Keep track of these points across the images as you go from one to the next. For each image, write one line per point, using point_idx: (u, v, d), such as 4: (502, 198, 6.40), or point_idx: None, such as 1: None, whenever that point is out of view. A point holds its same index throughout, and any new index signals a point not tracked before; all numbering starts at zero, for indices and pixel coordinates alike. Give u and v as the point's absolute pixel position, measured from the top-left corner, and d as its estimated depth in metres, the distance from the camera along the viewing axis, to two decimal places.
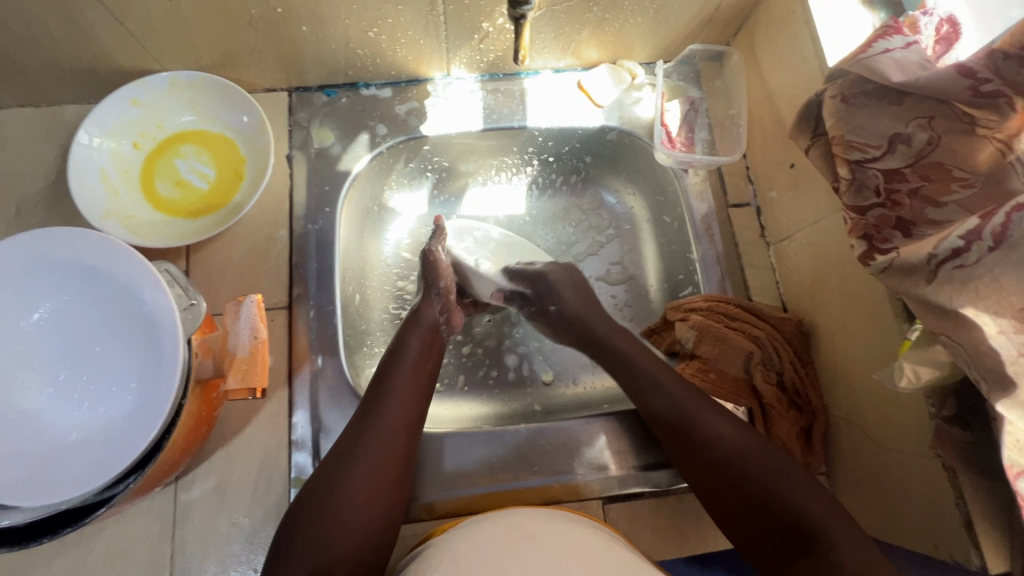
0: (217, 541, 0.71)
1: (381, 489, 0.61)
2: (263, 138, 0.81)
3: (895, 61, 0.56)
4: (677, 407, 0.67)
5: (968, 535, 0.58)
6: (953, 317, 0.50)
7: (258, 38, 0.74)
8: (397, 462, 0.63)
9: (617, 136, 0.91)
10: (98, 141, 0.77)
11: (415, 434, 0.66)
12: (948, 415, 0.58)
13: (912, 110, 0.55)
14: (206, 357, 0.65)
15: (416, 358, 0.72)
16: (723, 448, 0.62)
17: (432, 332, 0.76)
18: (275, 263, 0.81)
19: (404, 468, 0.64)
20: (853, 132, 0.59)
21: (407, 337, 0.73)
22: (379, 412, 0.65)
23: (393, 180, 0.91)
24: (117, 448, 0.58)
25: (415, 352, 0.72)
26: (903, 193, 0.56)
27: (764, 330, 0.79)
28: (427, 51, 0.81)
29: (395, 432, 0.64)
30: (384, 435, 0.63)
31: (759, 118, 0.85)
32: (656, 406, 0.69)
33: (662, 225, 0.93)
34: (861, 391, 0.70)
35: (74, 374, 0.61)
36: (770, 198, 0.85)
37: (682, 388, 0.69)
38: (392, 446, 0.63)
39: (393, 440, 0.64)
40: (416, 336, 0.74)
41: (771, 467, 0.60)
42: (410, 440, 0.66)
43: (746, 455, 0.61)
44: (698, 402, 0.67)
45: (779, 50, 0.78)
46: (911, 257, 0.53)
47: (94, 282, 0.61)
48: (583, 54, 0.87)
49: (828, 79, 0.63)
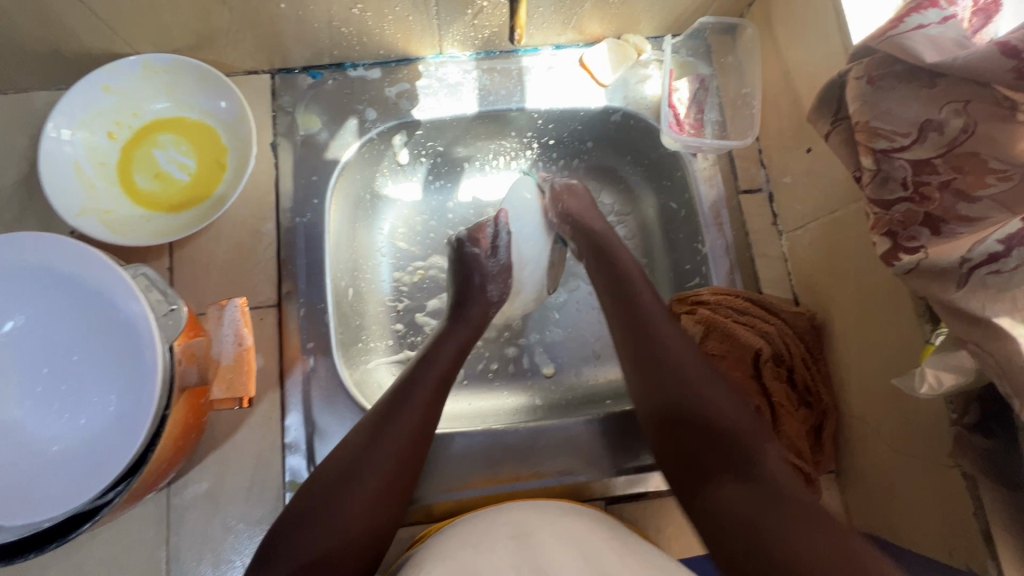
0: (212, 547, 0.70)
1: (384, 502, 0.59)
2: (244, 125, 0.76)
3: (930, 39, 0.49)
4: (673, 350, 0.66)
5: (986, 546, 0.54)
6: (985, 325, 0.46)
7: (234, 16, 0.69)
8: (394, 484, 0.60)
9: (622, 118, 0.86)
10: (69, 133, 0.72)
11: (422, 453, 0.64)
12: (970, 423, 0.54)
13: (946, 93, 0.49)
14: (190, 363, 0.61)
15: (429, 386, 0.66)
16: (736, 428, 0.59)
17: (472, 336, 0.75)
18: (263, 259, 0.78)
19: (406, 482, 0.62)
20: (880, 118, 0.53)
21: (441, 347, 0.71)
22: (394, 430, 0.62)
23: (384, 166, 0.86)
24: (101, 461, 0.56)
25: (445, 363, 0.70)
26: (932, 186, 0.51)
27: (774, 325, 0.75)
28: (417, 28, 0.76)
29: (404, 447, 0.61)
30: (393, 453, 0.61)
31: (773, 97, 0.80)
32: (673, 374, 0.64)
33: (668, 212, 0.89)
34: (877, 393, 0.66)
35: (52, 386, 0.59)
36: (784, 184, 0.80)
37: (675, 331, 0.69)
38: (407, 457, 0.62)
39: (405, 455, 0.61)
40: (451, 344, 0.72)
41: (742, 424, 0.59)
42: (418, 456, 0.63)
43: (738, 427, 0.59)
44: (689, 352, 0.66)
45: (797, 23, 0.72)
46: (941, 260, 0.49)
47: (68, 289, 0.58)
48: (586, 29, 0.81)
49: (852, 57, 0.56)
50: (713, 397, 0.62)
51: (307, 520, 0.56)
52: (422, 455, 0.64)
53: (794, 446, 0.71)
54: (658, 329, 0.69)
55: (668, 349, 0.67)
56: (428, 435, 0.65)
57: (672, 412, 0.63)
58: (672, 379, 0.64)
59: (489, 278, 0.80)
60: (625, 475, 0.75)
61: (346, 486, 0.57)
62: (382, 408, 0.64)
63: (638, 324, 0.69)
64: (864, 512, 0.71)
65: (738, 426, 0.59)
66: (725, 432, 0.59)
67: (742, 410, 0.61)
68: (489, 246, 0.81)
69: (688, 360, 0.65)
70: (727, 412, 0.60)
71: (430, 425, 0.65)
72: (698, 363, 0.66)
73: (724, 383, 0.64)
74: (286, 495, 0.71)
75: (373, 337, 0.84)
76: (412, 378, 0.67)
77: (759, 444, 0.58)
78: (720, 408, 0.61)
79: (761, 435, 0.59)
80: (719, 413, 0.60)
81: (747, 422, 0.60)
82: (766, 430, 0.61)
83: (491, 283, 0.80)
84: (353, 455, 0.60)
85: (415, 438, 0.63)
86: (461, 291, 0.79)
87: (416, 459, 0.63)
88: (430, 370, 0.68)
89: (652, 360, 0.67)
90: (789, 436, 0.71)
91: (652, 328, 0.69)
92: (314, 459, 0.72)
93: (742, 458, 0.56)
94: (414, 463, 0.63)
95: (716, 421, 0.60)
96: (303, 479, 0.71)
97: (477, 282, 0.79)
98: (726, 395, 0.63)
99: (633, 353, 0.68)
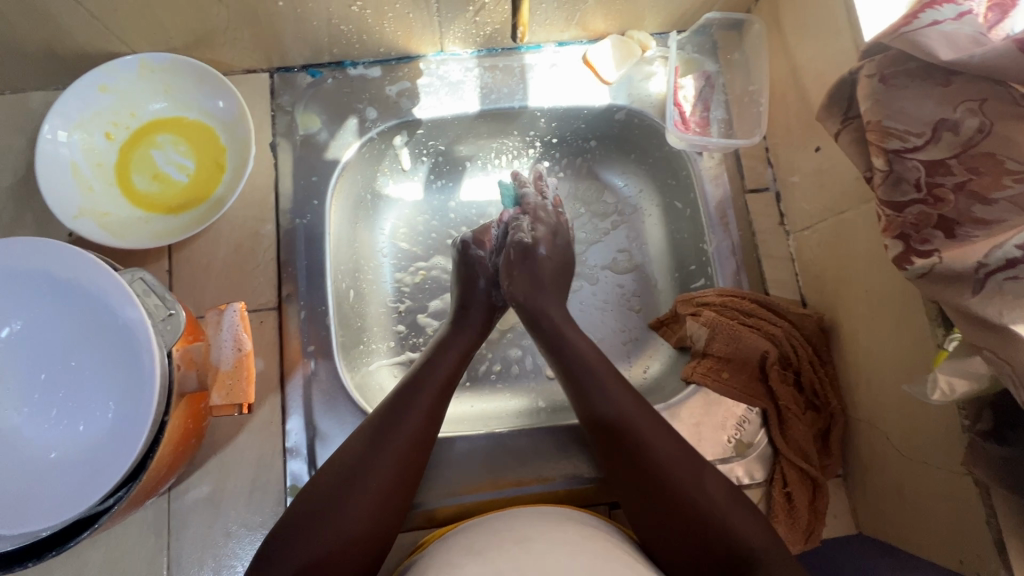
0: (213, 552, 0.69)
1: (386, 507, 0.58)
2: (243, 124, 0.75)
3: (945, 35, 0.47)
4: (594, 382, 0.65)
5: (998, 553, 0.53)
6: (1001, 332, 0.45)
7: (231, 15, 0.68)
8: (395, 489, 0.59)
9: (626, 115, 0.85)
10: (66, 135, 0.71)
11: (422, 460, 0.63)
12: (984, 430, 0.53)
13: (960, 91, 0.48)
14: (189, 369, 0.61)
15: (429, 393, 0.65)
16: (689, 494, 0.57)
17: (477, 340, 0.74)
18: (262, 260, 0.77)
19: (407, 489, 0.61)
20: (893, 117, 0.51)
21: (443, 353, 0.70)
22: (396, 434, 0.61)
23: (385, 166, 0.85)
24: (99, 469, 0.55)
25: (447, 369, 0.69)
26: (947, 188, 0.49)
27: (782, 328, 0.73)
28: (418, 25, 0.74)
29: (404, 453, 0.60)
30: (388, 458, 0.59)
31: (781, 94, 0.78)
32: (605, 420, 0.63)
33: (673, 211, 0.88)
34: (885, 397, 0.65)
35: (50, 392, 0.58)
36: (792, 183, 0.78)
37: (601, 364, 0.67)
38: (407, 462, 0.61)
39: (405, 462, 0.61)
40: (453, 352, 0.71)
41: (678, 471, 0.58)
42: (418, 463, 0.62)
43: (678, 477, 0.58)
44: (620, 391, 0.64)
45: (806, 19, 0.71)
46: (955, 265, 0.48)
47: (65, 294, 0.57)
48: (590, 25, 0.80)
49: (864, 55, 0.55)
50: (658, 461, 0.59)
51: (303, 527, 0.55)
52: (422, 462, 0.63)
53: (800, 449, 0.71)
54: (584, 365, 0.67)
55: (589, 386, 0.65)
56: (430, 440, 0.64)
57: (635, 482, 0.61)
58: (626, 452, 0.61)
59: (496, 281, 0.79)
60: None
61: (344, 492, 0.57)
62: (383, 412, 0.63)
63: (572, 369, 0.67)
64: (872, 517, 0.70)
65: (676, 478, 0.58)
66: (662, 488, 0.58)
67: (670, 452, 0.59)
68: (491, 249, 0.80)
69: (635, 415, 0.62)
70: (661, 464, 0.59)
71: (431, 432, 0.64)
72: (630, 398, 0.64)
73: (672, 438, 0.61)
74: (287, 499, 0.71)
75: (375, 338, 0.83)
76: (413, 383, 0.66)
77: (698, 493, 0.57)
78: (670, 474, 0.58)
79: (703, 477, 0.58)
80: (660, 467, 0.59)
81: (697, 481, 0.58)
82: (702, 461, 0.59)
83: (495, 288, 0.78)
84: (352, 461, 0.59)
85: (416, 443, 0.62)
86: (465, 293, 0.77)
87: (417, 463, 0.62)
88: (432, 374, 0.67)
89: (588, 408, 0.65)
90: (795, 440, 0.71)
91: (590, 385, 0.65)
92: (315, 463, 0.71)
93: (695, 526, 0.56)
94: (414, 467, 0.62)
95: (671, 492, 0.57)
96: (305, 484, 0.70)
97: (478, 287, 0.77)
98: (660, 434, 0.61)
99: (587, 412, 0.65)
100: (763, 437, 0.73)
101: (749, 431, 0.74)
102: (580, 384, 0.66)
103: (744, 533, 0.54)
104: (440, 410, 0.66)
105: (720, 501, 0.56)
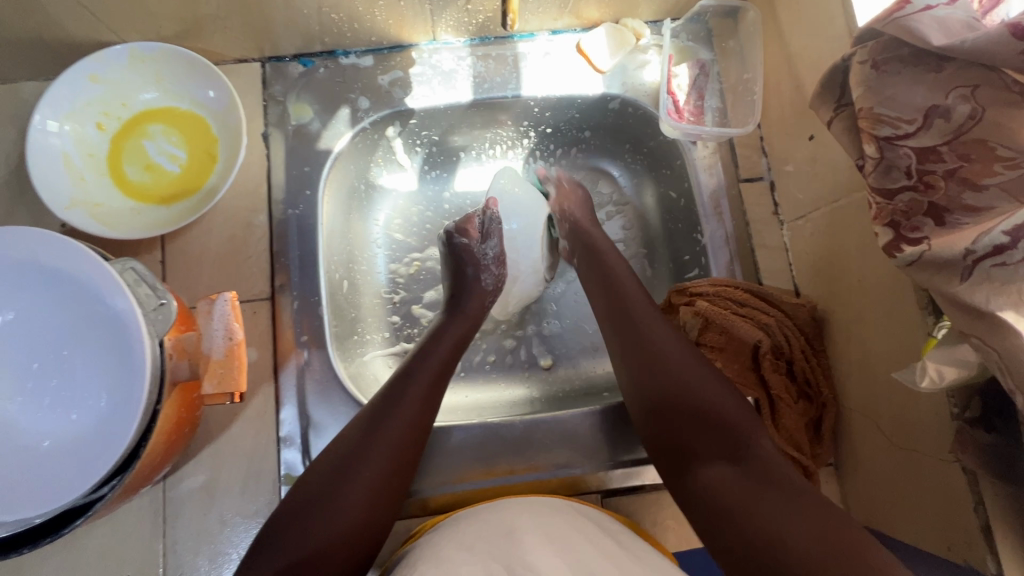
0: (208, 541, 0.70)
1: (384, 497, 0.58)
2: (234, 114, 0.75)
3: (938, 21, 0.47)
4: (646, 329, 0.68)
5: (985, 541, 0.53)
6: (988, 319, 0.45)
7: (221, 3, 0.68)
8: (394, 477, 0.60)
9: (621, 104, 0.84)
10: (58, 125, 0.71)
11: (419, 447, 0.63)
12: (972, 417, 0.53)
13: (952, 79, 0.47)
14: (181, 358, 0.61)
15: (423, 381, 0.65)
16: (732, 419, 0.59)
17: (473, 327, 0.75)
18: (255, 251, 0.77)
19: (406, 476, 0.61)
20: (884, 104, 0.51)
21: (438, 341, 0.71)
22: (392, 422, 0.61)
23: (379, 156, 0.85)
24: (90, 458, 0.56)
25: (443, 356, 0.69)
26: (937, 174, 0.49)
27: (774, 317, 0.74)
28: (409, 14, 0.74)
29: (400, 440, 0.61)
30: (383, 444, 0.59)
31: (776, 82, 0.78)
32: (663, 365, 0.65)
33: (667, 202, 0.87)
34: (876, 388, 0.65)
35: (42, 382, 0.58)
36: (786, 172, 0.78)
37: (653, 315, 0.70)
38: (406, 449, 0.61)
39: (401, 448, 0.61)
40: (448, 341, 0.71)
41: (737, 413, 0.60)
42: (416, 450, 0.63)
43: (736, 418, 0.59)
44: (678, 340, 0.67)
45: (800, 6, 0.70)
46: (943, 252, 0.48)
47: (55, 284, 0.57)
48: (583, 13, 0.79)
49: (856, 41, 0.54)
50: (716, 401, 0.60)
51: (300, 516, 0.55)
52: (420, 449, 0.63)
53: (794, 440, 0.71)
54: (644, 316, 0.69)
55: (649, 330, 0.68)
56: (428, 428, 0.64)
57: (672, 410, 0.62)
58: (678, 387, 0.62)
59: (484, 267, 0.79)
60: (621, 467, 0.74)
61: (338, 481, 0.57)
62: (378, 401, 0.63)
63: (636, 317, 0.69)
64: (863, 506, 0.70)
65: (735, 417, 0.59)
66: (722, 423, 0.59)
67: (729, 396, 0.61)
68: (478, 236, 0.80)
69: (689, 359, 0.65)
70: (724, 408, 0.60)
71: (428, 419, 0.64)
72: (686, 348, 0.66)
73: (724, 380, 0.64)
74: (281, 488, 0.71)
75: (369, 329, 0.83)
76: (407, 371, 0.66)
77: (754, 433, 0.58)
78: (731, 411, 0.60)
79: (755, 421, 0.59)
80: (717, 408, 0.60)
81: (749, 418, 0.59)
82: (755, 413, 0.61)
83: (485, 272, 0.79)
84: (348, 448, 0.59)
85: (413, 431, 0.62)
86: (457, 282, 0.78)
87: (415, 452, 0.62)
88: (426, 364, 0.68)
89: (637, 357, 0.67)
90: (787, 428, 0.71)
91: (654, 337, 0.67)
92: (309, 452, 0.72)
93: (749, 461, 0.55)
94: (412, 454, 0.62)
95: (729, 424, 0.58)
96: (298, 472, 0.71)
97: (467, 273, 0.78)
98: (720, 381, 0.63)
99: (636, 348, 0.67)
100: (757, 426, 0.72)
101: (743, 420, 0.72)
102: (644, 330, 0.68)
103: (790, 470, 0.55)
104: (435, 399, 0.66)
105: (768, 440, 0.58)
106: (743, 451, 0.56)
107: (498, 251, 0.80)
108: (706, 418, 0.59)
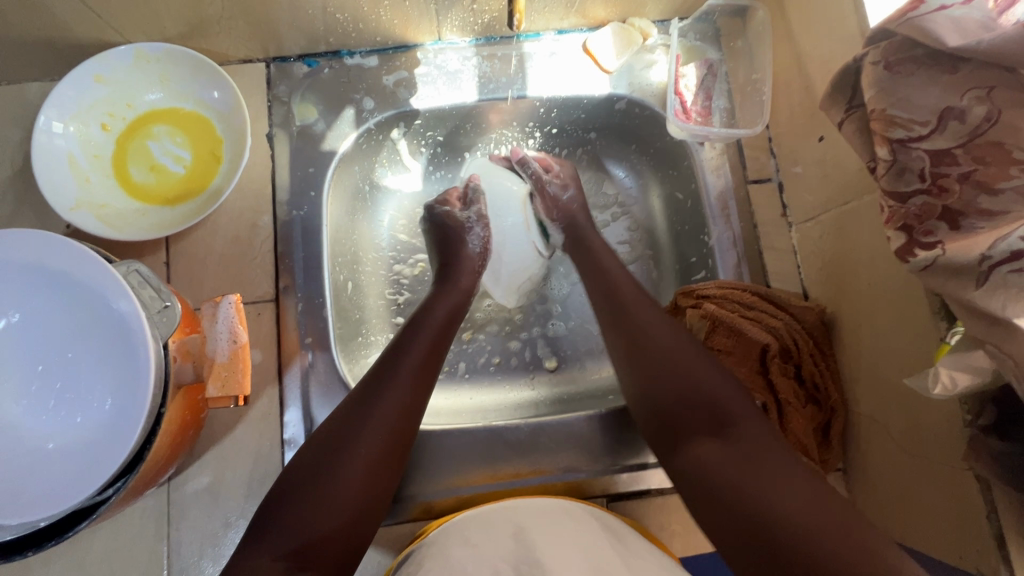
0: (212, 543, 0.70)
1: (377, 480, 0.57)
2: (239, 115, 0.74)
3: (954, 20, 0.46)
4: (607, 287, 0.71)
5: (999, 552, 0.52)
6: (1006, 326, 0.44)
7: (225, 4, 0.67)
8: (388, 458, 0.58)
9: (627, 105, 0.83)
10: (63, 127, 0.71)
11: (412, 428, 0.61)
12: (985, 425, 0.51)
13: (968, 79, 0.46)
14: (185, 360, 0.61)
15: (416, 356, 0.64)
16: (695, 371, 0.60)
17: (466, 298, 0.74)
18: (260, 253, 0.76)
19: (399, 459, 0.59)
20: (897, 106, 0.50)
21: (431, 313, 0.69)
22: (385, 401, 0.59)
23: (383, 157, 0.84)
24: (95, 461, 0.55)
25: (434, 329, 0.68)
26: (952, 178, 0.48)
27: (782, 320, 0.73)
28: (414, 14, 0.73)
29: (393, 418, 0.59)
30: (377, 424, 0.58)
31: (785, 83, 0.77)
32: (626, 320, 0.66)
33: (674, 203, 0.87)
34: (888, 389, 0.64)
35: (47, 385, 0.58)
36: (795, 174, 0.77)
37: (622, 274, 0.72)
38: (400, 428, 0.59)
39: (394, 427, 0.59)
40: (441, 311, 0.70)
41: (692, 365, 0.60)
42: (410, 430, 0.61)
43: (695, 370, 0.60)
44: (642, 299, 0.68)
45: (811, 5, 0.69)
46: (959, 257, 0.47)
47: (60, 287, 0.57)
48: (589, 13, 0.78)
49: (868, 41, 0.53)
50: (677, 353, 0.62)
51: (290, 500, 0.53)
52: (414, 430, 0.61)
53: (802, 443, 0.70)
54: (611, 277, 0.71)
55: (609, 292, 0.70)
56: (418, 413, 0.62)
57: (642, 360, 0.63)
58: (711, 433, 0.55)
59: (469, 229, 0.78)
60: (628, 471, 0.74)
61: (332, 465, 0.55)
62: (368, 381, 0.61)
63: (600, 283, 0.71)
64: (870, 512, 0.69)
65: (693, 371, 0.60)
66: (678, 377, 0.60)
67: (692, 350, 0.62)
68: (460, 205, 0.81)
69: (655, 318, 0.66)
70: (683, 360, 0.61)
71: (421, 396, 0.62)
72: (649, 305, 0.68)
73: (685, 335, 0.64)
74: None
75: (373, 330, 0.82)
76: (400, 347, 0.65)
77: (713, 381, 0.59)
78: (683, 361, 0.61)
79: (720, 370, 0.60)
80: (676, 360, 0.61)
81: (710, 369, 0.60)
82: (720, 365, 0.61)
83: (470, 234, 0.78)
84: (340, 428, 0.57)
85: (405, 411, 0.60)
86: (445, 254, 0.77)
87: (410, 433, 0.60)
88: (418, 340, 0.66)
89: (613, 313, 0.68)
90: (794, 433, 0.70)
91: (623, 297, 0.69)
92: None
93: (711, 412, 0.56)
94: (407, 435, 0.60)
95: (684, 375, 0.60)
96: None
97: (454, 238, 0.78)
98: (677, 336, 0.64)
99: (609, 316, 0.69)
100: None
101: None
102: (614, 293, 0.70)
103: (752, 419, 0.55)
104: (428, 378, 0.64)
105: (730, 389, 0.58)
106: (704, 402, 0.57)
107: (481, 216, 0.79)
108: (667, 370, 0.61)
